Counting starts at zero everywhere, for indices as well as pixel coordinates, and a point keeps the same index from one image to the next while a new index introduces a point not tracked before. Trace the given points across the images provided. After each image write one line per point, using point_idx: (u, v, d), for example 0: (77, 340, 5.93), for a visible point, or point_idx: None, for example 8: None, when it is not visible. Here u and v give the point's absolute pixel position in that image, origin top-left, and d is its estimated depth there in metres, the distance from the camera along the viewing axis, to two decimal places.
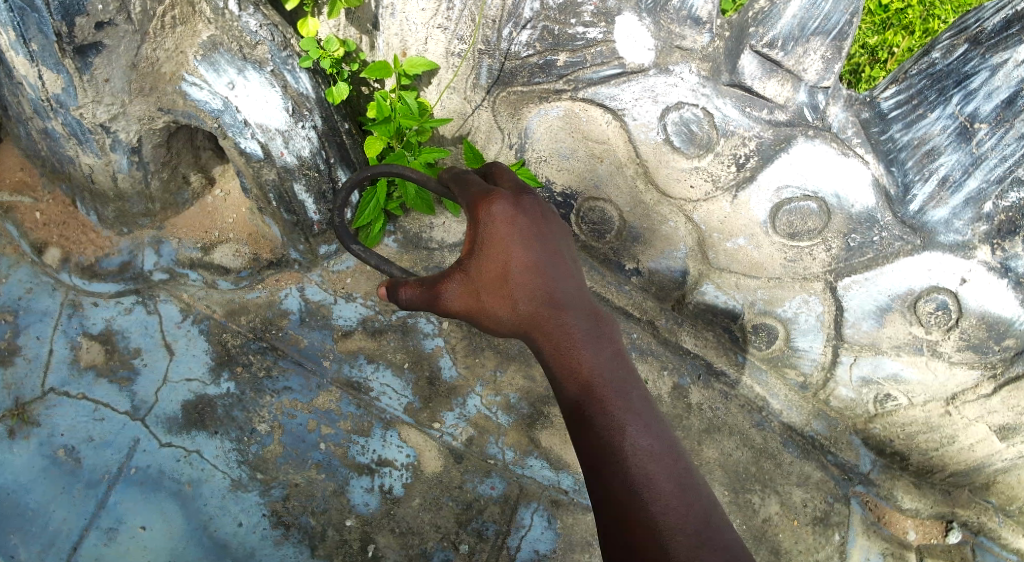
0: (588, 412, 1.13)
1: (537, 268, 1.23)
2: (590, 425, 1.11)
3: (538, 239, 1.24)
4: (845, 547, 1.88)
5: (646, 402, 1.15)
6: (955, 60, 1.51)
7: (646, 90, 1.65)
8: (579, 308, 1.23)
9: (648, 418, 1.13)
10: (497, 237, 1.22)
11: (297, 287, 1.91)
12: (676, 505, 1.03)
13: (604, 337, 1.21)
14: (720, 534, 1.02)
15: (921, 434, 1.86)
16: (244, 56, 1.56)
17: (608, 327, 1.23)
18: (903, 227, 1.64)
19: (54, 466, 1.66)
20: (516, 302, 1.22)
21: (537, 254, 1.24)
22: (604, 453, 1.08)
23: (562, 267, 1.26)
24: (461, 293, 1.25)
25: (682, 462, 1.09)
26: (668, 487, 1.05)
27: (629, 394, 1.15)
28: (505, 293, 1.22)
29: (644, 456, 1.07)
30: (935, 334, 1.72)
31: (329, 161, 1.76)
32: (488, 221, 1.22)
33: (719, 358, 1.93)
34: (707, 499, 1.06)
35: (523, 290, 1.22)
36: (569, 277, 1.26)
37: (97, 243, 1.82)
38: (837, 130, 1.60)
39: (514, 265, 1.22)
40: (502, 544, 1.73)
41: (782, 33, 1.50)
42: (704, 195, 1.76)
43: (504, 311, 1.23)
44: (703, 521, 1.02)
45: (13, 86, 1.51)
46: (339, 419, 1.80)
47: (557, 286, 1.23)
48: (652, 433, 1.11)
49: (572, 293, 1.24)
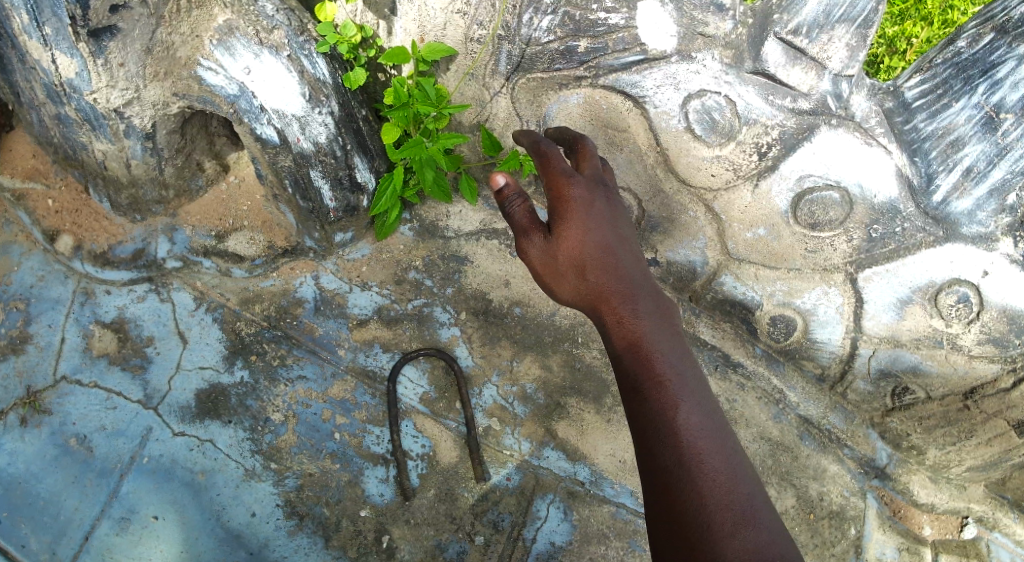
0: (647, 386, 1.16)
1: (609, 250, 1.29)
2: (645, 399, 1.15)
3: (611, 224, 1.30)
4: (861, 542, 1.87)
5: (699, 383, 1.18)
6: (980, 50, 1.51)
7: (668, 77, 1.64)
8: (645, 289, 1.28)
9: (701, 400, 1.16)
10: (572, 217, 1.28)
11: (311, 276, 1.89)
12: (721, 486, 1.06)
13: (666, 321, 1.25)
14: (760, 518, 1.04)
15: (939, 429, 1.80)
16: (261, 41, 1.52)
17: (668, 313, 1.26)
18: (926, 218, 1.62)
19: (65, 454, 1.65)
20: (583, 269, 1.28)
21: (608, 233, 1.30)
22: (656, 426, 1.12)
23: (629, 251, 1.32)
24: (543, 246, 1.31)
25: (729, 445, 1.13)
26: (716, 467, 1.08)
27: (686, 374, 1.18)
28: (576, 261, 1.28)
29: (696, 436, 1.11)
30: (955, 327, 1.68)
31: (345, 148, 1.71)
32: (566, 201, 1.28)
33: (737, 350, 1.89)
34: (751, 486, 1.08)
35: (593, 261, 1.27)
36: (636, 261, 1.31)
37: (110, 230, 1.80)
38: (860, 120, 1.60)
39: (589, 243, 1.27)
40: (518, 535, 1.73)
41: (807, 21, 1.51)
42: (725, 184, 1.74)
43: (573, 276, 1.29)
44: (749, 503, 1.05)
45: (26, 71, 1.49)
46: (354, 409, 1.78)
47: (623, 267, 1.29)
48: (704, 413, 1.14)
49: (637, 276, 1.29)
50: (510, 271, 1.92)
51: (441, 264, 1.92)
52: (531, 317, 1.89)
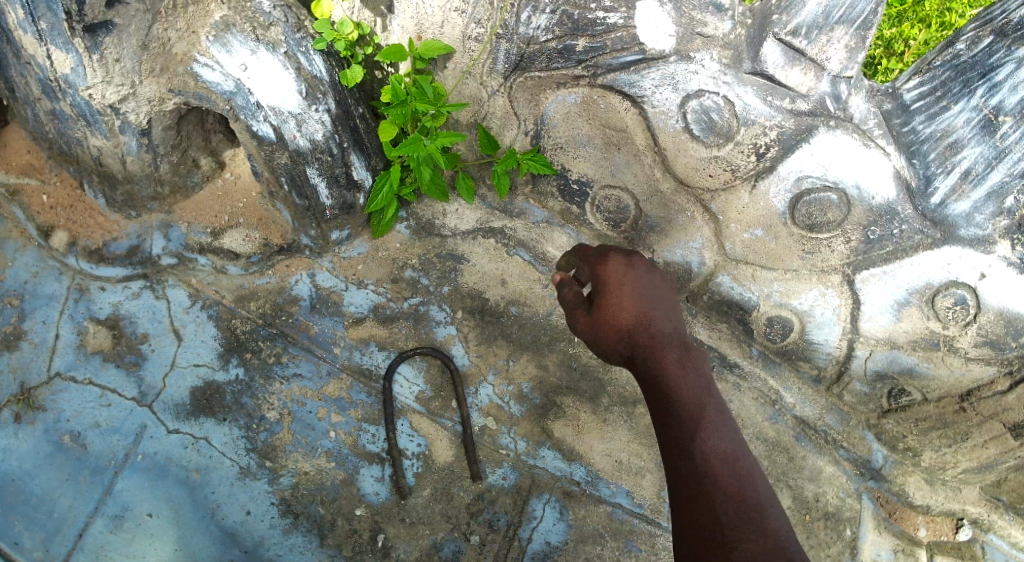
0: (669, 419, 1.18)
1: (642, 311, 1.28)
2: (669, 433, 1.17)
3: (645, 286, 1.32)
4: (856, 543, 1.87)
5: (722, 417, 1.19)
6: (980, 53, 1.47)
7: (666, 77, 1.61)
8: (676, 339, 1.27)
9: (720, 426, 1.18)
10: (607, 282, 1.34)
11: (308, 273, 1.88)
12: (731, 497, 1.08)
13: (694, 364, 1.23)
14: (772, 528, 1.05)
15: (935, 430, 1.80)
16: (257, 37, 1.51)
17: (699, 365, 1.24)
18: (924, 220, 1.59)
19: (59, 452, 1.64)
20: (620, 331, 1.27)
21: (644, 293, 1.31)
22: (677, 453, 1.15)
23: (663, 310, 1.31)
24: (586, 317, 1.33)
25: (745, 466, 1.14)
26: (729, 482, 1.10)
27: (708, 409, 1.19)
28: (615, 324, 1.28)
29: (712, 457, 1.13)
30: (951, 329, 1.67)
31: (343, 145, 1.71)
32: (602, 271, 1.36)
33: (733, 350, 1.93)
34: (763, 499, 1.10)
35: (628, 323, 1.27)
36: (672, 321, 1.30)
37: (105, 226, 1.79)
38: (859, 121, 1.55)
39: (624, 305, 1.29)
40: (513, 535, 1.73)
41: (807, 21, 1.47)
42: (723, 184, 1.72)
43: (612, 342, 1.29)
44: (759, 514, 1.07)
45: (21, 66, 1.48)
46: (349, 407, 1.78)
47: (657, 322, 1.28)
48: (722, 436, 1.16)
49: (670, 333, 1.27)
50: (507, 270, 1.92)
51: (438, 262, 1.91)
52: (527, 317, 1.89)
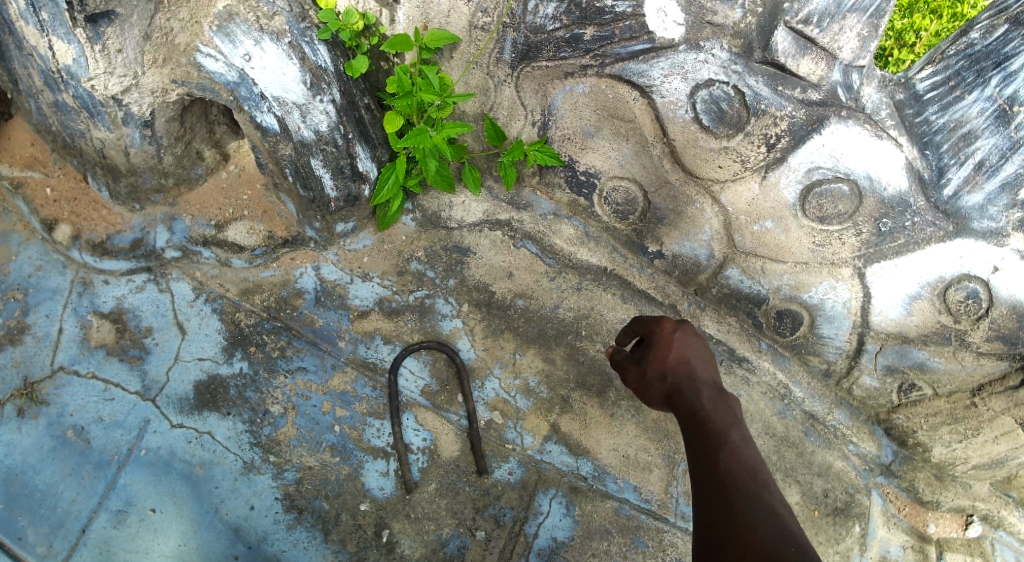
0: (696, 441, 1.15)
1: (685, 357, 1.28)
2: (694, 455, 1.14)
3: (690, 336, 1.32)
4: (866, 539, 1.85)
5: (747, 444, 1.14)
6: (994, 41, 1.42)
7: (676, 66, 1.59)
8: (713, 382, 1.26)
9: (745, 449, 1.12)
10: (655, 328, 1.34)
11: (312, 266, 1.86)
12: (748, 501, 1.01)
13: (727, 402, 1.21)
14: (790, 530, 0.96)
15: (945, 426, 1.79)
16: (261, 27, 1.49)
17: (734, 405, 1.21)
18: (937, 212, 1.56)
19: (63, 446, 1.63)
20: (664, 378, 1.27)
21: (687, 339, 1.31)
22: (701, 467, 1.11)
23: (706, 359, 1.30)
24: (636, 368, 1.33)
25: (769, 483, 1.07)
26: (748, 490, 1.03)
27: (734, 434, 1.15)
28: (659, 371, 1.27)
29: (734, 469, 1.07)
30: (963, 324, 1.64)
31: (347, 137, 1.70)
32: (651, 321, 1.37)
33: (742, 344, 1.88)
34: (784, 510, 1.01)
35: (672, 367, 1.27)
36: (712, 369, 1.30)
37: (109, 219, 1.78)
38: (870, 111, 1.53)
39: (670, 349, 1.29)
40: (519, 531, 1.70)
41: (818, 9, 1.44)
42: (732, 175, 1.69)
43: (659, 389, 1.28)
44: (779, 519, 0.98)
45: (23, 57, 1.46)
46: (354, 402, 1.76)
47: (697, 367, 1.27)
48: (746, 455, 1.11)
49: (708, 379, 1.26)
50: (514, 262, 1.91)
51: (444, 255, 1.90)
52: (534, 309, 1.88)
